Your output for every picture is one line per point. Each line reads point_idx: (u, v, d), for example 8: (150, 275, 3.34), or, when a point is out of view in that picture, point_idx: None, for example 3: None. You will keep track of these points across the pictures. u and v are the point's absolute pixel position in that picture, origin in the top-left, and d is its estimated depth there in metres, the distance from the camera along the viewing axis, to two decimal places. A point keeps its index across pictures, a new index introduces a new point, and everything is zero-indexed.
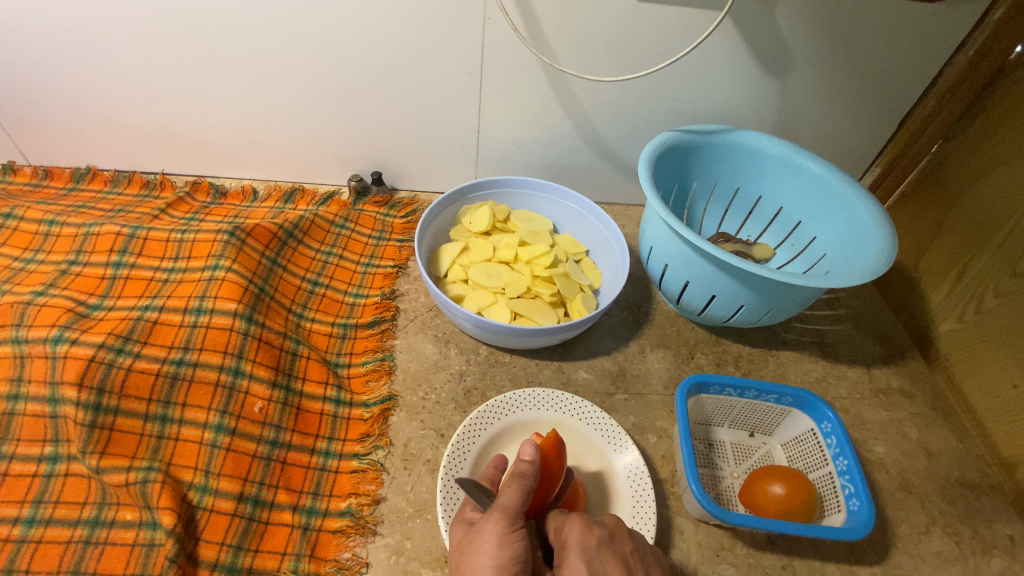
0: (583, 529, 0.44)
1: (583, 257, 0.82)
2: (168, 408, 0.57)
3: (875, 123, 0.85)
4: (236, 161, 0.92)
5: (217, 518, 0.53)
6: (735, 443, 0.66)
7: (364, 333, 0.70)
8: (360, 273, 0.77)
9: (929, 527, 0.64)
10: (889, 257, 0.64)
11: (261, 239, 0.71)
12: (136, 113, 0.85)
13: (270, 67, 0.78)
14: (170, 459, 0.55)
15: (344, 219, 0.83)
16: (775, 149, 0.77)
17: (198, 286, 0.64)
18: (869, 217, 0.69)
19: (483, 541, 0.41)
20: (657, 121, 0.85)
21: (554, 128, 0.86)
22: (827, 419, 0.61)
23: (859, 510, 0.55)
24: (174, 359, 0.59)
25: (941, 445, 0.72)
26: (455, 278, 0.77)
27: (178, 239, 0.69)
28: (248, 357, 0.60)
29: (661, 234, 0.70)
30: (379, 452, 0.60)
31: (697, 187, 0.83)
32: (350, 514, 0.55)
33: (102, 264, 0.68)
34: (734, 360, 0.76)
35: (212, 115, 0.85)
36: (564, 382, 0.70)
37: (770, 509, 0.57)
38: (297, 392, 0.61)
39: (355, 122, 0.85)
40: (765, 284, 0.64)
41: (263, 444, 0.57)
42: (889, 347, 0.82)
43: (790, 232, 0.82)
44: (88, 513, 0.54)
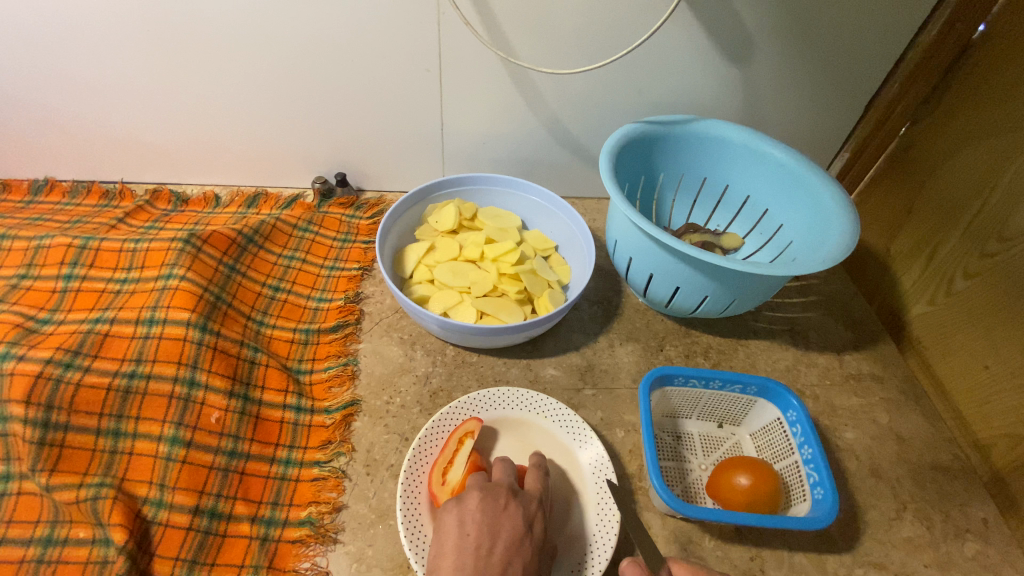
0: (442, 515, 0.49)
1: (551, 253, 0.82)
2: (121, 422, 0.56)
3: (841, 107, 0.85)
4: (197, 167, 0.90)
5: (173, 532, 0.52)
6: (704, 435, 0.65)
7: (327, 338, 0.69)
8: (323, 277, 0.76)
9: (899, 512, 0.64)
10: (852, 242, 0.63)
11: (218, 245, 0.70)
12: (92, 122, 0.83)
13: (223, 68, 0.76)
14: (124, 474, 0.54)
15: (308, 222, 0.82)
16: (738, 137, 0.77)
17: (151, 296, 0.63)
18: (833, 202, 0.69)
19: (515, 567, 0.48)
20: (622, 112, 0.84)
21: (518, 123, 0.85)
22: (792, 407, 0.61)
23: (823, 498, 0.54)
24: (126, 372, 0.57)
25: (913, 428, 0.72)
26: (420, 278, 0.76)
27: (132, 249, 0.67)
28: (203, 367, 0.59)
29: (625, 227, 0.69)
30: (341, 459, 0.59)
31: (663, 178, 0.82)
32: (311, 522, 0.54)
33: (53, 277, 0.66)
34: (704, 351, 0.76)
35: (169, 119, 0.83)
36: (532, 379, 0.70)
37: (736, 500, 0.56)
38: (255, 400, 0.60)
39: (316, 122, 0.84)
40: (728, 274, 0.64)
41: (220, 455, 0.56)
42: (860, 332, 0.82)
43: (758, 220, 0.81)
44: (41, 532, 0.53)
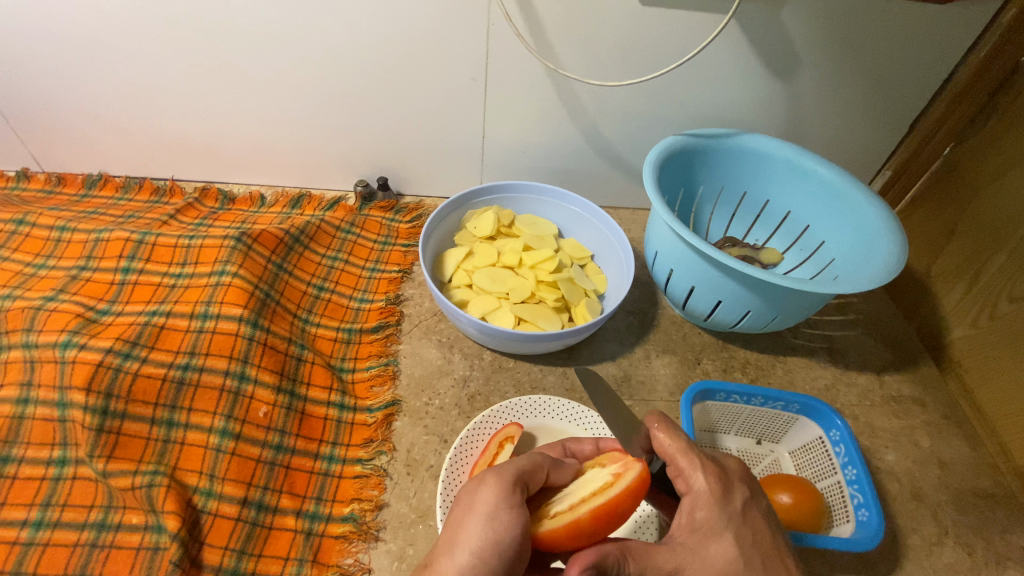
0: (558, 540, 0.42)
1: (588, 262, 0.82)
2: (174, 413, 0.58)
3: (884, 126, 0.84)
4: (244, 167, 0.93)
5: (221, 522, 0.53)
6: (742, 450, 0.65)
7: (369, 338, 0.70)
8: (365, 278, 0.77)
9: (941, 537, 0.62)
10: (899, 262, 0.63)
11: (267, 244, 0.72)
12: (147, 121, 0.86)
13: (276, 72, 0.78)
14: (176, 463, 0.56)
15: (350, 224, 0.83)
16: (781, 152, 0.77)
17: (205, 291, 0.65)
18: (879, 221, 0.68)
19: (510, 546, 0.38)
20: (662, 125, 0.85)
21: (559, 133, 0.86)
22: (835, 427, 0.60)
23: (868, 520, 0.53)
24: (180, 364, 0.59)
25: (954, 453, 0.70)
26: (459, 283, 0.77)
27: (186, 245, 0.70)
28: (253, 362, 0.60)
29: (667, 238, 0.70)
30: (383, 457, 0.60)
31: (703, 190, 0.82)
32: (353, 519, 0.55)
33: (111, 269, 0.68)
34: (741, 366, 0.75)
35: (221, 120, 0.86)
36: (568, 388, 0.70)
37: (777, 518, 0.55)
38: (301, 397, 0.62)
39: (360, 127, 0.86)
40: (772, 289, 0.64)
41: (267, 449, 0.57)
42: (900, 353, 0.81)
43: (798, 236, 0.81)
44: (94, 517, 0.54)
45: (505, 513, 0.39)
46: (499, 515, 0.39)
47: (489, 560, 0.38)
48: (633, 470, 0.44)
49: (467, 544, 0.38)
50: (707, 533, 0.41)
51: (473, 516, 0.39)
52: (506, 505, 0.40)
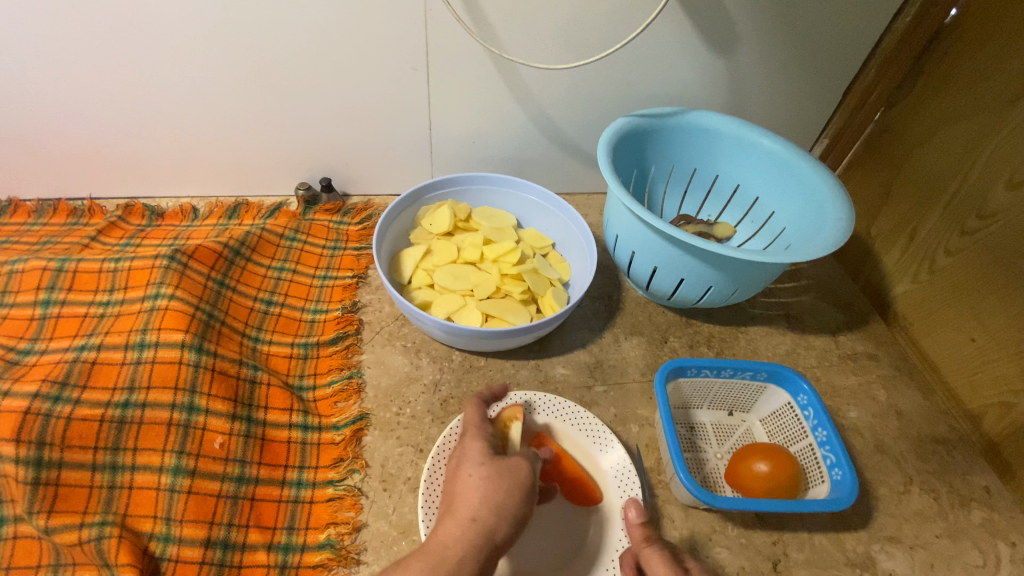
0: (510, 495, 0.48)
1: (549, 251, 0.81)
2: (118, 455, 0.52)
3: (821, 95, 0.87)
4: (172, 177, 0.85)
5: (186, 568, 0.49)
6: (716, 423, 0.66)
7: (328, 351, 0.67)
8: (317, 287, 0.73)
9: (907, 486, 0.65)
10: (848, 227, 0.65)
11: (205, 260, 0.66)
12: (55, 133, 0.77)
13: (198, 71, 0.72)
14: (126, 510, 0.50)
15: (295, 231, 0.79)
16: (728, 127, 0.78)
17: (139, 318, 0.59)
18: (825, 188, 0.70)
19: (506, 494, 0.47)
20: (611, 107, 0.84)
21: (508, 121, 0.84)
22: (802, 391, 0.62)
23: (842, 479, 0.55)
24: (119, 402, 0.53)
25: (909, 403, 0.74)
26: (419, 283, 0.73)
27: (112, 269, 0.63)
28: (202, 391, 0.55)
29: (626, 220, 0.69)
30: (356, 476, 0.57)
31: (655, 170, 0.82)
32: (331, 545, 0.52)
33: (29, 303, 0.61)
34: (707, 340, 0.77)
35: (141, 127, 0.78)
36: (542, 380, 0.69)
37: (756, 487, 0.57)
38: (259, 421, 0.57)
39: (298, 125, 0.80)
40: (731, 263, 0.64)
41: (228, 482, 0.53)
42: (851, 313, 0.84)
43: (749, 208, 0.83)
44: None
45: (497, 469, 0.49)
46: (514, 471, 0.49)
47: (492, 508, 0.46)
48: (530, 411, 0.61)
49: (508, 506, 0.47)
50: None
51: (475, 482, 0.48)
52: (495, 464, 0.49)
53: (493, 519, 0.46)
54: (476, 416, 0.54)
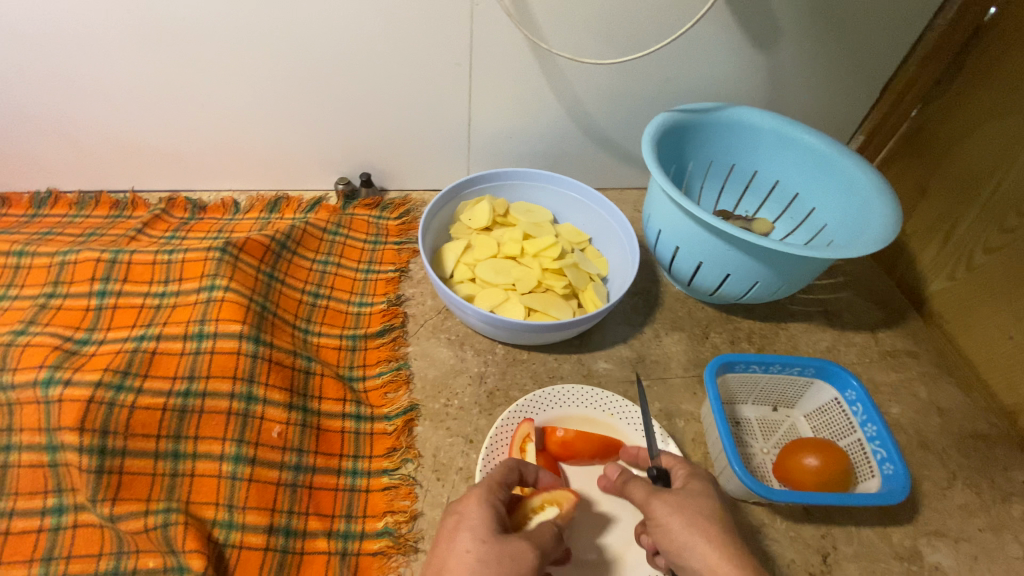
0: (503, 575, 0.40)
1: (587, 246, 0.81)
2: (180, 443, 0.53)
3: (859, 91, 0.87)
4: (213, 171, 0.86)
5: (249, 554, 0.50)
6: (760, 418, 0.66)
7: (375, 343, 0.68)
8: (361, 281, 0.74)
9: (951, 481, 0.65)
10: (895, 222, 0.65)
11: (254, 253, 0.67)
12: (102, 126, 0.78)
13: (246, 66, 0.73)
14: (190, 497, 0.51)
15: (337, 225, 0.80)
16: (769, 123, 0.78)
17: (196, 309, 0.59)
18: (869, 183, 0.70)
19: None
20: (649, 103, 0.85)
21: (547, 116, 0.84)
22: (850, 387, 0.61)
23: (894, 474, 0.55)
24: (180, 391, 0.54)
25: (950, 399, 0.74)
26: (461, 277, 0.74)
27: (166, 260, 0.63)
28: (260, 380, 0.56)
29: (671, 215, 0.70)
30: (409, 465, 0.58)
31: (693, 166, 0.83)
32: (389, 533, 0.53)
33: (84, 294, 0.61)
34: (747, 336, 0.77)
35: (187, 121, 0.79)
36: (586, 374, 0.69)
37: (808, 481, 0.57)
38: (314, 411, 0.58)
39: (340, 120, 0.81)
40: (778, 257, 0.65)
41: (286, 470, 0.54)
42: (888, 310, 0.84)
43: (787, 205, 0.83)
44: (106, 565, 0.48)
45: (488, 547, 0.41)
46: (517, 559, 0.40)
47: None
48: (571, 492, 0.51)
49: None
50: (691, 505, 0.44)
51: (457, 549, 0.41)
52: (488, 536, 0.42)
53: None
54: (500, 477, 0.48)
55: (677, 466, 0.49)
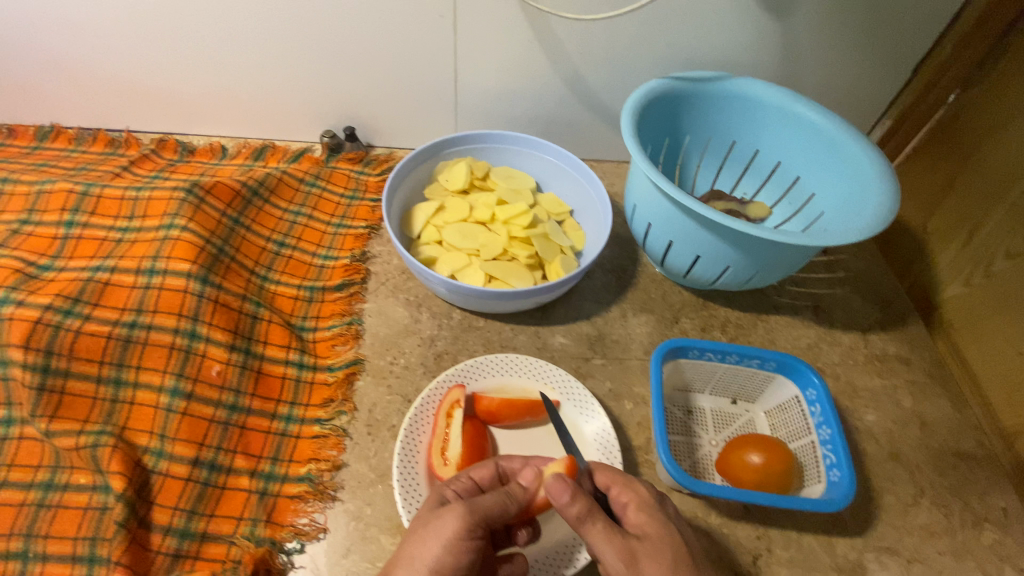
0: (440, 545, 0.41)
1: (566, 218, 0.78)
2: (122, 372, 0.55)
3: (886, 70, 0.78)
4: (202, 115, 0.87)
5: (172, 483, 0.51)
6: (716, 410, 0.63)
7: (332, 297, 0.68)
8: (330, 235, 0.74)
9: (917, 498, 0.61)
10: (890, 212, 0.58)
11: (222, 197, 0.68)
12: (96, 64, 0.80)
13: (228, 10, 0.72)
14: (125, 423, 0.53)
15: (315, 177, 0.79)
16: (772, 98, 0.71)
17: (152, 245, 0.61)
18: (871, 170, 0.64)
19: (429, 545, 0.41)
20: (647, 69, 0.79)
21: (537, 79, 0.80)
22: (812, 386, 0.58)
23: (839, 481, 0.52)
24: (126, 321, 0.56)
25: (937, 413, 0.68)
26: (428, 239, 0.73)
27: (133, 197, 0.65)
28: (204, 320, 0.58)
29: (645, 190, 0.65)
30: (343, 418, 0.58)
31: (689, 141, 0.78)
32: (310, 479, 0.54)
33: (54, 223, 0.64)
34: (721, 325, 0.73)
35: (175, 64, 0.79)
36: (540, 347, 0.67)
37: (746, 479, 0.54)
38: (257, 355, 0.59)
39: (324, 71, 0.80)
40: (752, 242, 0.60)
41: (221, 409, 0.55)
42: (889, 312, 0.78)
43: (787, 189, 0.77)
44: (41, 477, 0.51)
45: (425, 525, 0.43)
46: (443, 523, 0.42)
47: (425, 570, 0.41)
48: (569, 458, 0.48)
49: (421, 559, 0.41)
50: (646, 557, 0.41)
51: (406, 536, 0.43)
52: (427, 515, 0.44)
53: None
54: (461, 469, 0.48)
55: (624, 494, 0.45)
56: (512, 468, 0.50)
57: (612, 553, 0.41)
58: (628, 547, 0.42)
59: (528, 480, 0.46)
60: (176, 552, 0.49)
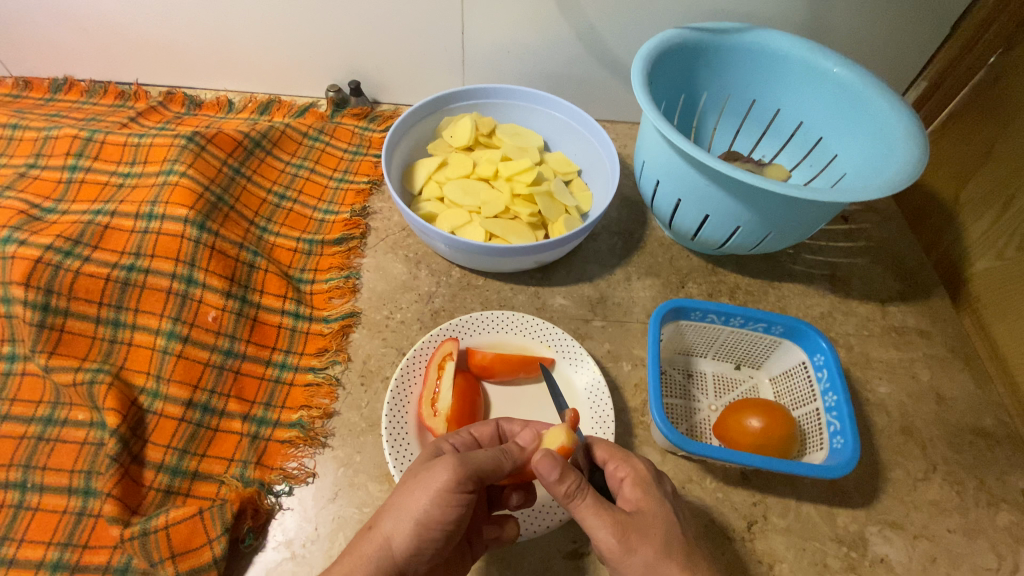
0: (430, 499, 0.39)
1: (574, 177, 0.75)
2: (121, 313, 0.56)
3: (924, 23, 0.72)
4: (208, 69, 0.86)
5: (165, 422, 0.52)
6: (718, 375, 0.61)
7: (331, 250, 0.67)
8: (331, 189, 0.72)
9: (927, 473, 0.58)
10: (916, 170, 0.54)
11: (223, 146, 0.67)
12: (101, 15, 0.79)
13: None
14: (122, 363, 0.54)
15: (319, 131, 0.78)
16: (797, 51, 0.66)
17: (151, 191, 0.61)
18: (899, 127, 0.59)
19: (418, 497, 0.40)
20: (664, 21, 0.75)
21: (547, 32, 0.77)
22: (820, 350, 0.55)
23: (842, 447, 0.49)
24: (124, 265, 0.57)
25: (956, 389, 0.64)
26: (429, 195, 0.71)
27: (135, 143, 0.66)
28: (200, 266, 0.58)
29: (654, 145, 0.62)
30: (336, 367, 0.58)
31: (706, 99, 0.74)
32: (301, 425, 0.54)
33: (58, 167, 0.65)
34: (730, 291, 0.70)
35: (177, 14, 0.78)
36: (538, 307, 0.66)
37: (744, 443, 0.52)
38: (253, 303, 0.59)
39: (326, 22, 0.77)
40: (765, 199, 0.57)
41: (216, 353, 0.56)
42: (911, 283, 0.73)
43: (809, 150, 0.73)
44: (42, 412, 0.53)
45: (417, 478, 0.41)
46: (434, 475, 0.40)
47: (420, 528, 0.40)
48: (569, 427, 0.44)
49: (408, 510, 0.40)
50: (638, 535, 0.40)
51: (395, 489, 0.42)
52: (419, 468, 0.42)
53: (413, 536, 0.40)
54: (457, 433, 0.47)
55: (620, 470, 0.44)
56: (511, 430, 0.48)
57: (606, 530, 0.40)
58: (621, 524, 0.40)
59: (526, 441, 0.45)
60: (166, 489, 0.50)
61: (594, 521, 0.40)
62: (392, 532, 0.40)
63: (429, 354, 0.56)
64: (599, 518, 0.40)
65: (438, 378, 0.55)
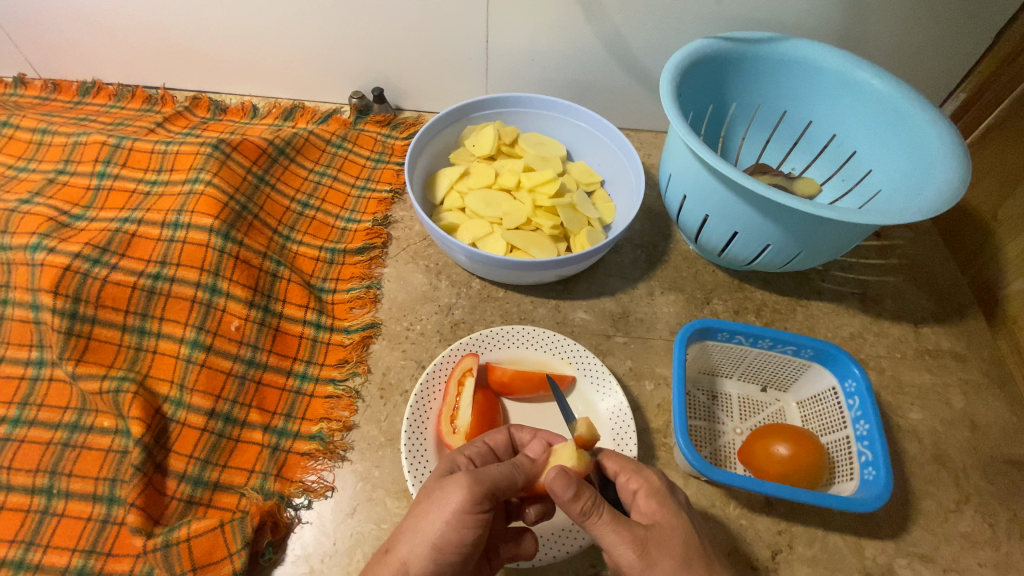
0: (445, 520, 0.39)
1: (597, 188, 0.74)
2: (146, 321, 0.56)
3: (967, 33, 0.69)
4: (233, 74, 0.87)
5: (188, 432, 0.53)
6: (743, 397, 0.59)
7: (353, 260, 0.67)
8: (353, 197, 0.72)
9: (960, 504, 0.56)
10: (957, 191, 0.52)
11: (248, 154, 0.68)
12: (130, 21, 0.80)
13: None
14: (147, 370, 0.55)
15: (342, 138, 0.78)
16: (832, 62, 0.64)
17: (177, 199, 0.62)
18: (940, 144, 0.57)
19: (433, 520, 0.39)
20: (693, 29, 0.73)
21: (572, 40, 0.76)
22: (852, 376, 0.53)
23: (874, 479, 0.48)
24: (150, 273, 0.57)
25: (992, 416, 0.62)
26: (450, 206, 0.71)
27: (162, 151, 0.66)
28: (224, 276, 0.58)
29: (682, 159, 0.61)
30: (356, 379, 0.58)
31: (735, 110, 0.72)
32: (320, 438, 0.54)
33: (87, 174, 0.66)
34: (756, 308, 0.68)
35: (204, 20, 0.79)
36: (559, 321, 0.65)
37: (771, 470, 0.50)
38: (275, 313, 0.59)
39: (351, 29, 0.77)
40: (797, 218, 0.55)
41: (238, 363, 0.56)
42: (945, 303, 0.71)
43: (841, 164, 0.70)
44: (68, 418, 0.54)
45: (431, 499, 0.40)
46: (447, 496, 0.39)
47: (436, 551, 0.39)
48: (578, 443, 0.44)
49: (423, 534, 0.39)
50: (660, 548, 0.39)
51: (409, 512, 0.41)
52: (433, 487, 0.41)
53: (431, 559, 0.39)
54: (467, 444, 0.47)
55: (633, 481, 0.44)
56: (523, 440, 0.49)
57: (624, 544, 0.39)
58: (642, 537, 0.39)
59: (535, 453, 0.45)
60: (189, 499, 0.50)
61: (612, 536, 0.39)
62: (407, 558, 0.39)
63: (450, 367, 0.56)
64: (617, 535, 0.39)
65: (457, 395, 0.54)
